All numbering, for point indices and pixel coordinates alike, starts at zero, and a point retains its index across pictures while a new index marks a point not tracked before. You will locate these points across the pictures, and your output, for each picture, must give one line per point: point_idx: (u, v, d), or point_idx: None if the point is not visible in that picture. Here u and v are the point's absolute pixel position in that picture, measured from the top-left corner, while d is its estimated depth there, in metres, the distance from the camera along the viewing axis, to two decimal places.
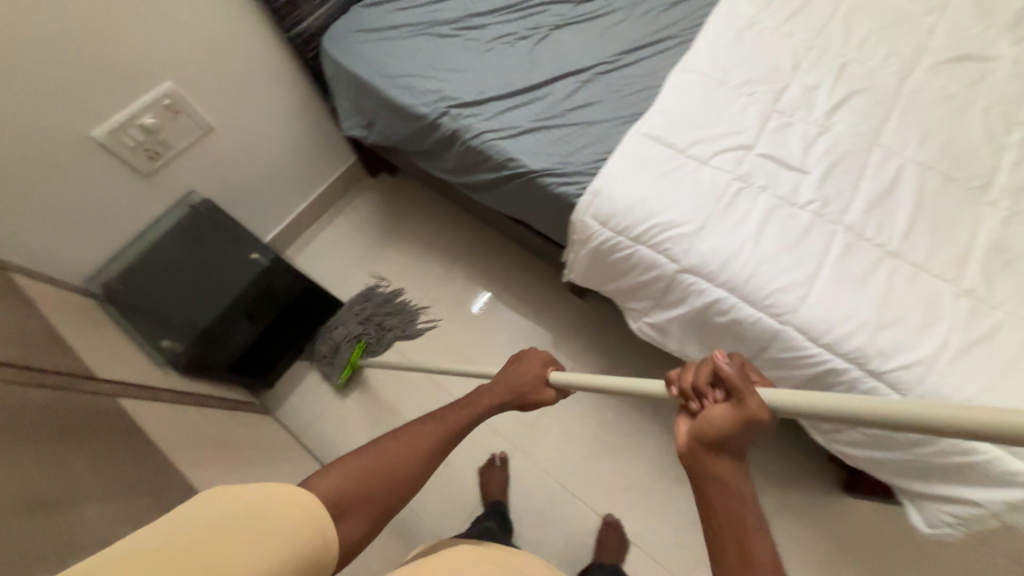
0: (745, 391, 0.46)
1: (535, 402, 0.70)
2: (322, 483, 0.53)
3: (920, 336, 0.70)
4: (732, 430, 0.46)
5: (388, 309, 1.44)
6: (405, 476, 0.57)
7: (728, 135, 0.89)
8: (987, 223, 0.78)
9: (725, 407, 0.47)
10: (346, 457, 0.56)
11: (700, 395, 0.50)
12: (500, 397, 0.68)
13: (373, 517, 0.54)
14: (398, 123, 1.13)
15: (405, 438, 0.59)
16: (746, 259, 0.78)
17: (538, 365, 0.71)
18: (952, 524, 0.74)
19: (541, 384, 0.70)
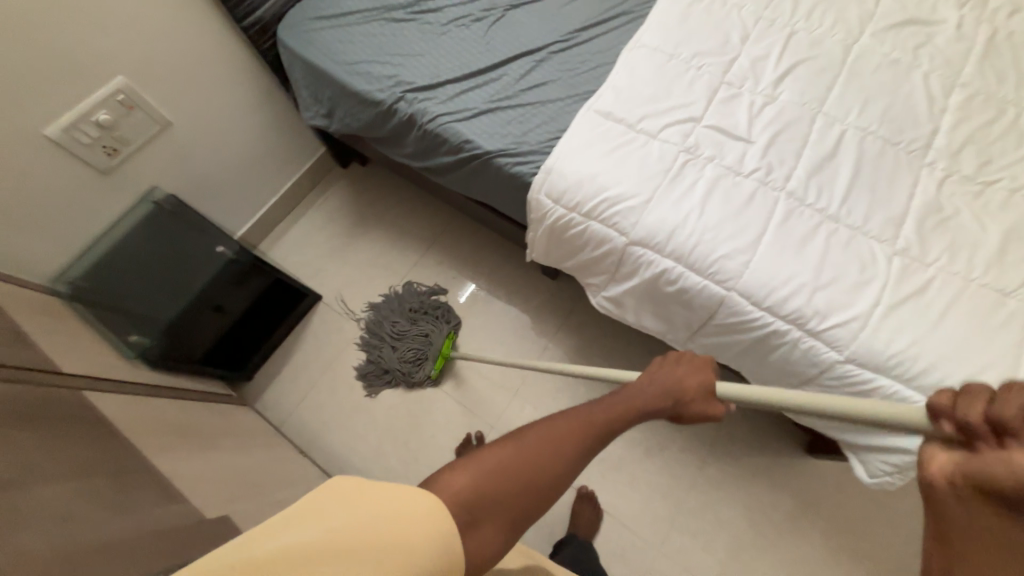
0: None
1: (691, 415, 0.54)
2: (454, 483, 0.45)
3: (856, 295, 0.73)
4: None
5: (418, 304, 1.41)
6: (542, 482, 0.46)
7: (676, 109, 0.90)
8: (923, 185, 0.81)
9: None
10: (480, 454, 0.47)
11: (1000, 433, 0.31)
12: (652, 400, 0.53)
13: (507, 528, 0.45)
14: (357, 110, 1.13)
15: (544, 435, 0.48)
16: (691, 229, 0.80)
17: (702, 370, 0.55)
18: (890, 473, 0.78)
19: (704, 396, 0.53)
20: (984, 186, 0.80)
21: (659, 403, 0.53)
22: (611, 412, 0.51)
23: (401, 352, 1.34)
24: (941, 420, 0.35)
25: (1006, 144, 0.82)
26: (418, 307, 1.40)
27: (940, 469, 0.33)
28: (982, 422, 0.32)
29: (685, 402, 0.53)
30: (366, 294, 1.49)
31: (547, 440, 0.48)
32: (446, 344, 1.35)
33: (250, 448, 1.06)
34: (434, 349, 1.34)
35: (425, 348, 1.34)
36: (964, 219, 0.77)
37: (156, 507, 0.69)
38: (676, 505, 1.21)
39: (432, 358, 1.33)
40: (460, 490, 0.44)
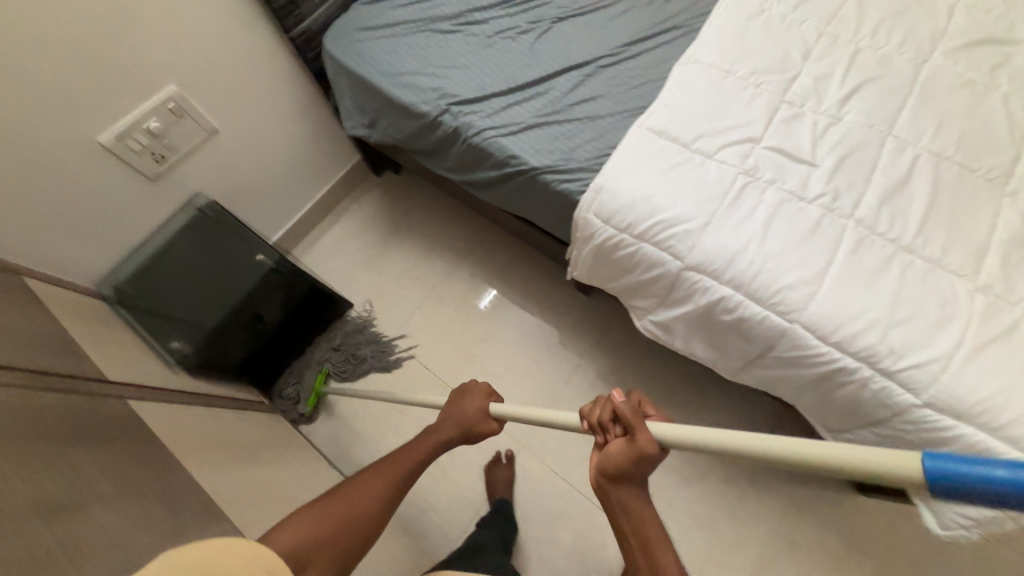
0: (637, 427, 0.52)
1: (479, 435, 0.74)
2: (280, 537, 0.53)
3: (935, 334, 0.68)
4: (631, 463, 0.52)
5: (362, 342, 1.40)
6: (366, 515, 0.59)
7: (735, 128, 0.86)
8: (1007, 216, 0.75)
9: (621, 441, 0.53)
10: (305, 508, 0.57)
11: (604, 430, 0.56)
12: (445, 434, 0.72)
13: (339, 563, 0.55)
14: (400, 122, 1.12)
15: (362, 483, 0.62)
16: (752, 256, 0.76)
17: (479, 397, 0.76)
18: (965, 526, 0.73)
19: (484, 416, 0.74)
20: None
21: (452, 434, 0.73)
22: (412, 451, 0.68)
23: (301, 366, 1.35)
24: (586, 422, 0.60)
25: None
26: (351, 343, 1.39)
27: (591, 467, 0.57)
28: (599, 426, 0.57)
29: (471, 426, 0.74)
30: (398, 304, 1.48)
31: (364, 483, 0.62)
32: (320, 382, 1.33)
33: (284, 460, 1.06)
34: (308, 386, 1.33)
35: (312, 378, 1.33)
36: None
37: (201, 524, 0.68)
38: (715, 537, 1.15)
39: (309, 396, 1.32)
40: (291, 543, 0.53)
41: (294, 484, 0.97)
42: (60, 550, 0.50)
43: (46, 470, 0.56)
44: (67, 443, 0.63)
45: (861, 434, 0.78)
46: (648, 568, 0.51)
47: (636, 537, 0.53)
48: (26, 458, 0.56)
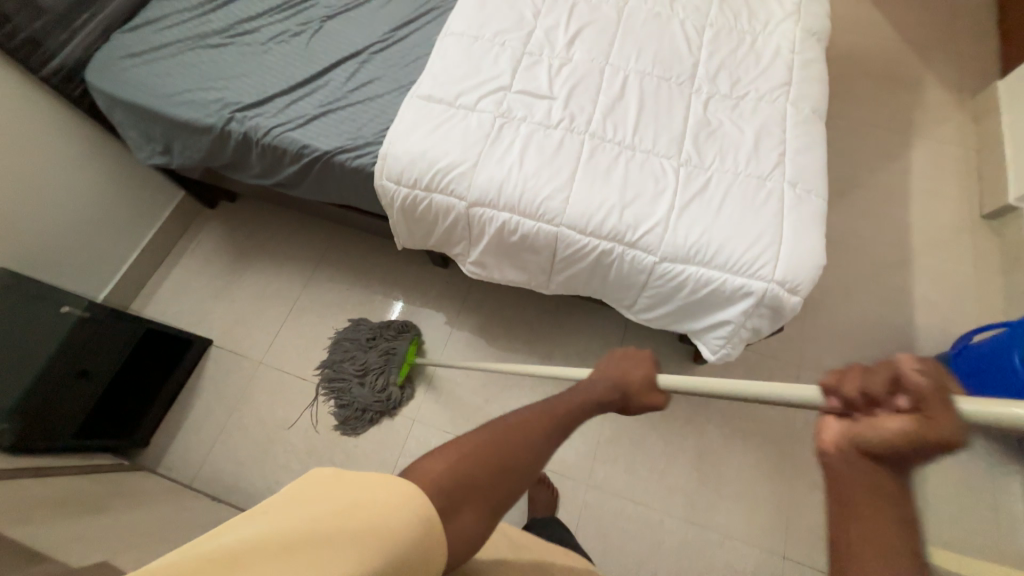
0: (938, 409, 0.36)
1: (635, 407, 0.62)
2: (430, 469, 0.50)
3: (654, 205, 0.86)
4: (915, 458, 0.37)
5: (375, 330, 1.38)
6: (510, 462, 0.53)
7: (488, 81, 1.00)
8: (695, 107, 0.97)
9: (905, 422, 0.37)
10: (450, 444, 0.53)
11: (875, 403, 0.40)
12: (600, 389, 0.61)
13: (483, 513, 0.50)
14: (192, 140, 1.11)
15: (514, 425, 0.55)
16: (516, 180, 0.89)
17: (647, 363, 0.62)
18: (723, 345, 0.92)
19: (649, 387, 0.61)
20: (739, 99, 0.98)
21: (609, 393, 0.61)
22: (568, 405, 0.59)
23: (369, 385, 1.31)
24: (830, 394, 0.43)
25: (749, 63, 1.01)
26: (370, 339, 1.36)
27: (831, 437, 0.43)
28: (857, 394, 0.41)
29: (631, 393, 0.61)
30: (262, 328, 1.45)
31: (515, 427, 0.55)
32: (409, 352, 1.34)
33: (153, 506, 1.01)
34: (398, 359, 1.33)
35: (387, 368, 1.32)
36: (728, 127, 0.94)
37: (20, 572, 0.65)
38: (597, 440, 1.31)
39: (398, 367, 1.32)
40: (435, 478, 0.49)
41: (158, 524, 0.93)
42: None
43: None
44: None
45: (641, 301, 0.94)
46: None
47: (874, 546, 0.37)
48: None
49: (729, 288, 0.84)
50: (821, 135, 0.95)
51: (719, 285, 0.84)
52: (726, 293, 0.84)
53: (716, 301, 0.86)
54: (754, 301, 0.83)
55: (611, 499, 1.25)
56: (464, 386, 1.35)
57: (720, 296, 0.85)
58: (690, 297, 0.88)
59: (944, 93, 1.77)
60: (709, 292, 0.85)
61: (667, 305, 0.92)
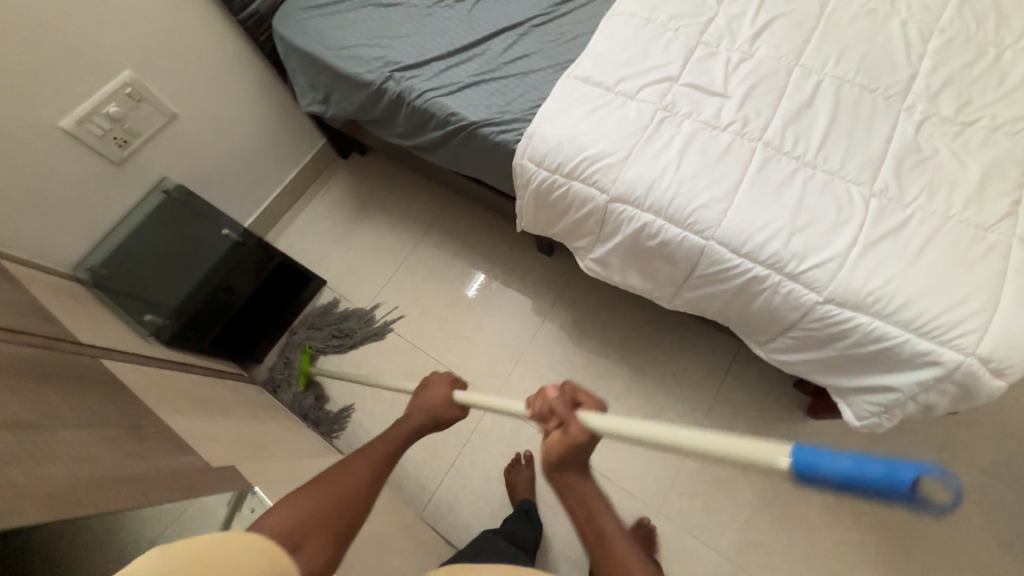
0: (572, 419, 0.61)
1: (446, 422, 0.79)
2: (271, 521, 0.52)
3: (832, 236, 0.74)
4: (574, 452, 0.59)
5: (283, 343, 1.45)
6: (353, 486, 0.59)
7: (654, 69, 0.92)
8: (903, 128, 0.81)
9: (558, 432, 0.61)
10: (289, 494, 0.56)
11: (546, 424, 0.64)
12: (415, 419, 0.75)
13: (335, 537, 0.53)
14: (350, 93, 1.17)
15: (343, 463, 0.62)
16: (668, 181, 0.82)
17: (443, 389, 0.80)
18: (877, 413, 0.78)
19: (450, 403, 0.79)
20: (965, 125, 0.80)
21: (421, 421, 0.75)
22: (389, 434, 0.70)
23: (284, 398, 1.38)
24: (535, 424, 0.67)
25: (986, 83, 0.82)
26: (278, 354, 1.43)
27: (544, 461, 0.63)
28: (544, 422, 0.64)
29: (439, 413, 0.78)
30: (370, 278, 1.54)
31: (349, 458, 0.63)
32: (304, 359, 1.40)
33: (261, 419, 1.11)
34: (297, 366, 1.41)
35: (293, 382, 1.39)
36: (944, 158, 0.77)
37: (168, 455, 0.74)
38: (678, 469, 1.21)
39: (297, 379, 1.39)
40: (280, 522, 0.52)
41: (267, 437, 1.03)
42: (26, 453, 0.56)
43: (19, 400, 0.62)
44: (40, 385, 0.68)
45: (782, 340, 0.83)
46: (593, 534, 0.55)
47: (582, 508, 0.58)
48: (6, 389, 0.62)
49: (908, 351, 0.70)
50: None
51: (897, 345, 0.70)
52: (903, 356, 0.71)
53: (886, 362, 0.73)
54: (940, 373, 0.68)
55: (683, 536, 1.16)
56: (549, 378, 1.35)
57: (893, 357, 0.72)
58: (851, 350, 0.75)
59: None
60: (879, 350, 0.72)
61: (814, 352, 0.80)
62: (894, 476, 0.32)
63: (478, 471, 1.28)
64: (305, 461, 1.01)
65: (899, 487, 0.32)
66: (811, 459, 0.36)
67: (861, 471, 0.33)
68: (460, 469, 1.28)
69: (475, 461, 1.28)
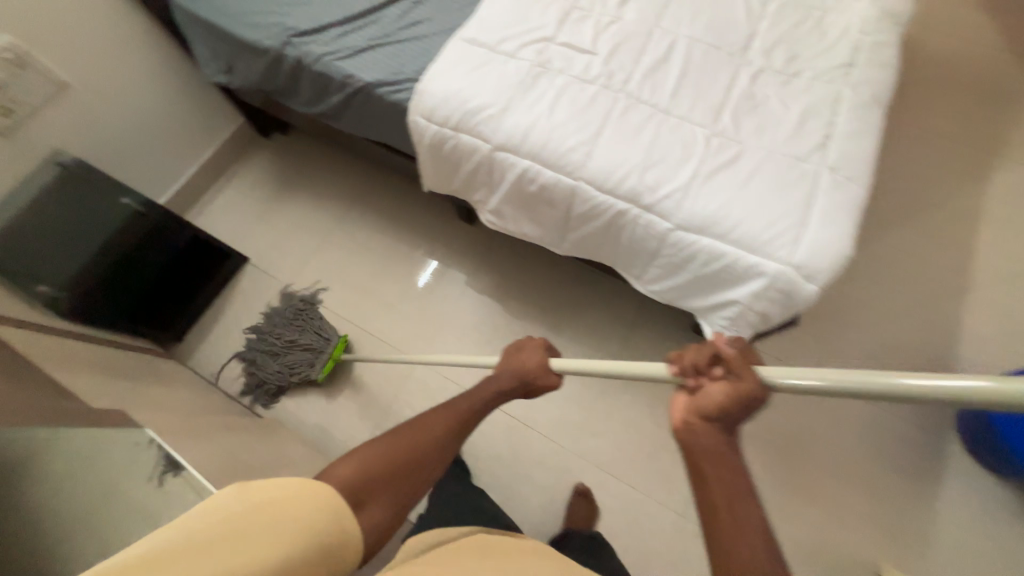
0: (745, 371, 0.50)
1: (539, 388, 0.73)
2: (338, 472, 0.52)
3: (677, 170, 0.84)
4: (735, 406, 0.50)
5: (313, 309, 1.39)
6: (421, 450, 0.58)
7: (533, 31, 0.99)
8: (741, 79, 0.92)
9: (724, 383, 0.50)
10: (360, 447, 0.56)
11: (700, 373, 0.53)
12: (502, 383, 0.71)
13: (394, 503, 0.53)
14: (251, 61, 1.18)
15: (419, 422, 0.61)
16: (542, 128, 0.90)
17: (537, 350, 0.73)
18: (727, 326, 0.90)
19: (545, 370, 0.72)
20: (791, 76, 0.92)
21: (510, 383, 0.71)
22: (471, 397, 0.67)
23: (283, 362, 1.33)
24: (674, 369, 0.56)
25: (810, 41, 0.95)
26: (300, 316, 1.38)
27: (678, 412, 0.54)
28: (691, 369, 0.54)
29: (529, 378, 0.72)
30: (294, 254, 1.55)
31: (424, 420, 0.61)
32: (338, 347, 1.35)
33: (172, 387, 1.12)
34: (325, 354, 1.34)
35: (309, 359, 1.34)
36: (773, 103, 0.89)
37: (51, 400, 0.75)
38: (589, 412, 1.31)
39: (321, 363, 1.33)
40: (345, 476, 0.52)
41: (176, 400, 1.03)
42: None
43: None
44: None
45: (649, 270, 0.93)
46: (733, 524, 0.46)
47: (721, 493, 0.48)
48: None
49: (739, 266, 0.81)
50: (874, 124, 0.89)
51: (730, 261, 0.81)
52: (737, 270, 0.82)
53: (726, 278, 0.84)
54: (765, 282, 0.80)
55: (594, 471, 1.26)
56: (471, 339, 1.42)
57: (731, 273, 0.82)
58: (700, 271, 0.86)
59: None
60: (719, 268, 0.83)
61: (675, 277, 0.90)
62: None
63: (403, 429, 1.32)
64: (215, 420, 1.02)
65: None
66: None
67: None
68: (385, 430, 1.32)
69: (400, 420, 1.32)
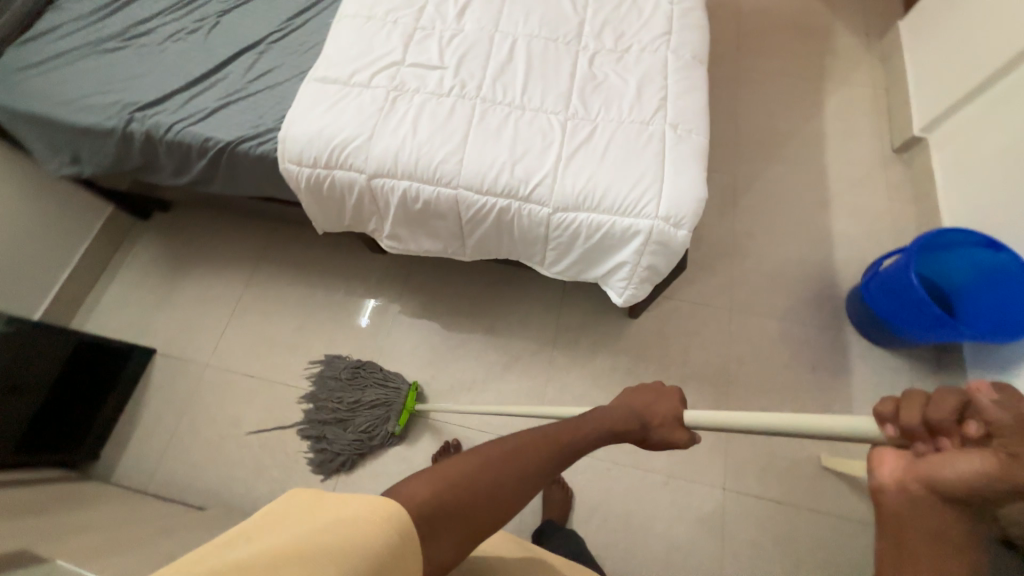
0: (1018, 447, 0.37)
1: (654, 441, 0.65)
2: (415, 493, 0.52)
3: (542, 158, 0.90)
4: (988, 493, 0.39)
5: (373, 368, 1.35)
6: (515, 485, 0.57)
7: (382, 58, 1.02)
8: (581, 64, 1.00)
9: (980, 457, 0.39)
10: (442, 466, 0.55)
11: (942, 433, 0.42)
12: (618, 421, 0.65)
13: (457, 540, 0.53)
14: (96, 145, 1.11)
15: (513, 449, 0.58)
16: (410, 148, 0.92)
17: (674, 400, 0.66)
18: (627, 286, 0.97)
19: (673, 424, 0.64)
20: (623, 52, 1.02)
21: (623, 426, 0.64)
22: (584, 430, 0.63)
23: (353, 427, 1.29)
24: (886, 423, 0.45)
25: (632, 18, 1.05)
26: (358, 377, 1.34)
27: (895, 469, 0.45)
28: (920, 426, 0.43)
29: (652, 425, 0.65)
30: (206, 330, 1.46)
31: (526, 452, 0.59)
32: (409, 397, 1.32)
33: (97, 507, 1.03)
34: (395, 408, 1.31)
35: (381, 416, 1.30)
36: (612, 80, 0.98)
37: None
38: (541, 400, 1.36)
39: (396, 416, 1.30)
40: (418, 501, 0.51)
41: (100, 520, 0.95)
42: None
43: None
44: None
45: (547, 253, 0.98)
46: None
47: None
48: None
49: (617, 229, 0.88)
50: (701, 79, 1.00)
51: (609, 228, 0.88)
52: (616, 234, 0.89)
53: (611, 244, 0.91)
54: (643, 239, 0.87)
55: None
56: (412, 364, 1.42)
57: (613, 238, 0.90)
58: (588, 243, 0.92)
59: (853, 39, 1.85)
60: (602, 236, 0.90)
61: (571, 255, 0.96)
62: None
63: (366, 472, 1.29)
64: (154, 526, 0.96)
65: None
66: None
67: None
68: (347, 479, 1.29)
69: (360, 464, 1.30)
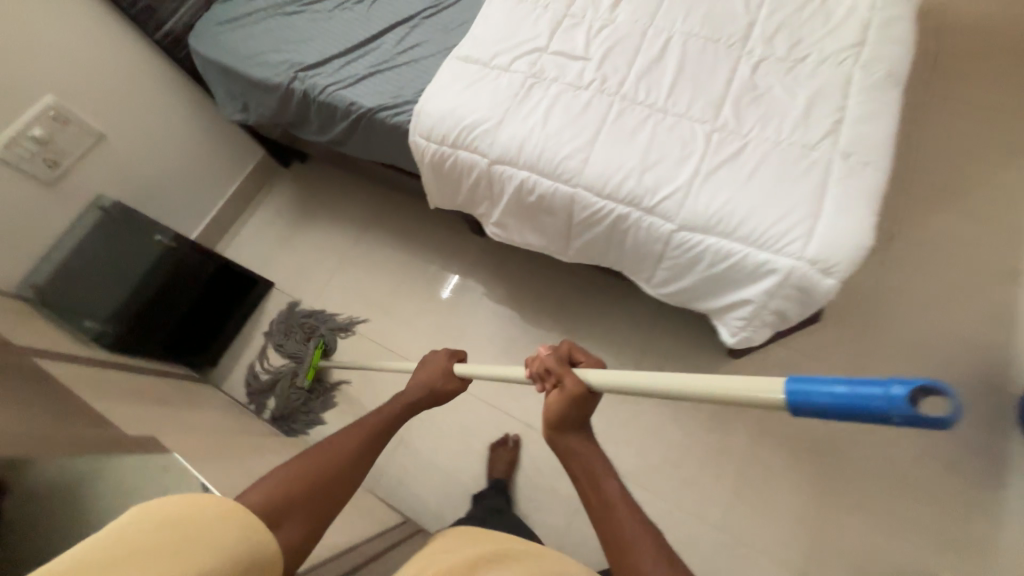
0: (567, 377, 0.63)
1: (445, 394, 0.81)
2: (254, 495, 0.57)
3: (677, 169, 0.82)
4: (569, 409, 0.63)
5: (287, 331, 1.49)
6: (340, 473, 0.63)
7: (526, 43, 1.00)
8: (741, 70, 0.89)
9: (556, 393, 0.63)
10: (270, 474, 0.61)
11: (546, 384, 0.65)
12: (411, 393, 0.78)
13: (310, 520, 0.58)
14: (264, 98, 1.24)
15: (327, 446, 0.65)
16: (536, 139, 0.90)
17: (441, 360, 0.84)
18: (743, 326, 0.86)
19: (449, 377, 0.82)
20: (796, 62, 0.88)
21: (419, 393, 0.78)
22: (386, 411, 0.73)
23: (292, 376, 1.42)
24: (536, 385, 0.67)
25: (815, 24, 0.90)
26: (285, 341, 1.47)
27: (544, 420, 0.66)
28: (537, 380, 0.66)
29: (436, 386, 0.80)
30: (316, 277, 1.60)
31: (342, 438, 0.67)
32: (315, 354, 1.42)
33: (207, 412, 1.18)
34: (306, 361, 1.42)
35: (295, 365, 1.43)
36: (777, 92, 0.86)
37: (90, 424, 0.80)
38: (612, 421, 1.28)
39: (304, 370, 1.41)
40: (258, 501, 0.57)
41: (205, 423, 1.09)
42: None
43: None
44: None
45: (658, 273, 0.90)
46: (598, 498, 0.61)
47: (587, 477, 0.62)
48: None
49: (750, 264, 0.77)
50: (890, 103, 0.84)
51: (740, 260, 0.78)
52: (747, 269, 0.78)
53: (737, 277, 0.80)
54: (778, 279, 0.76)
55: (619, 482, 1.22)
56: (488, 351, 1.42)
57: (742, 272, 0.79)
58: (709, 271, 0.82)
59: None
60: (729, 267, 0.80)
61: (684, 279, 0.88)
62: (888, 395, 0.35)
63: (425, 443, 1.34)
64: (244, 441, 1.07)
65: (891, 404, 0.35)
66: (809, 388, 0.39)
67: (858, 396, 0.36)
68: (408, 443, 1.34)
69: (422, 434, 1.34)
